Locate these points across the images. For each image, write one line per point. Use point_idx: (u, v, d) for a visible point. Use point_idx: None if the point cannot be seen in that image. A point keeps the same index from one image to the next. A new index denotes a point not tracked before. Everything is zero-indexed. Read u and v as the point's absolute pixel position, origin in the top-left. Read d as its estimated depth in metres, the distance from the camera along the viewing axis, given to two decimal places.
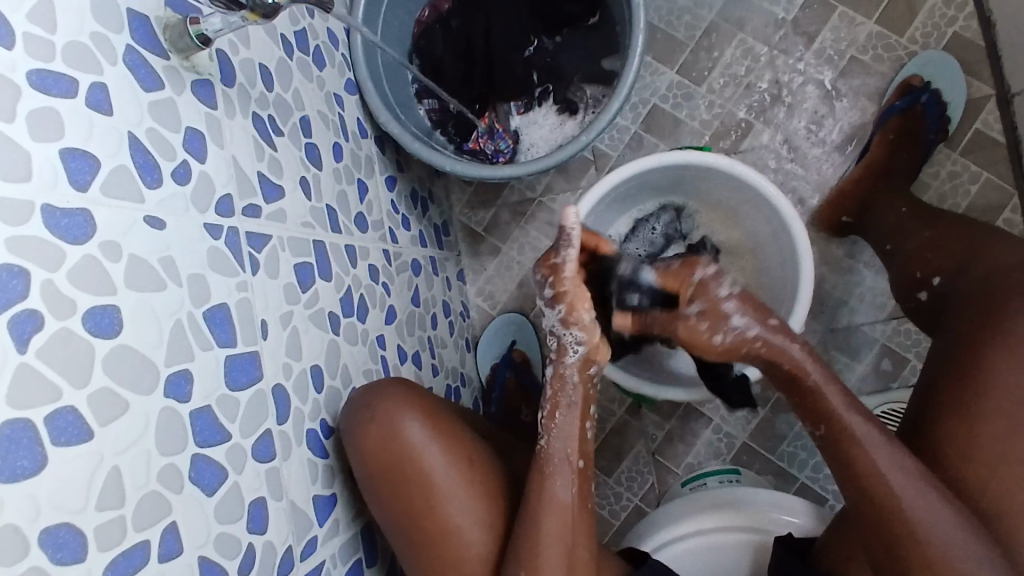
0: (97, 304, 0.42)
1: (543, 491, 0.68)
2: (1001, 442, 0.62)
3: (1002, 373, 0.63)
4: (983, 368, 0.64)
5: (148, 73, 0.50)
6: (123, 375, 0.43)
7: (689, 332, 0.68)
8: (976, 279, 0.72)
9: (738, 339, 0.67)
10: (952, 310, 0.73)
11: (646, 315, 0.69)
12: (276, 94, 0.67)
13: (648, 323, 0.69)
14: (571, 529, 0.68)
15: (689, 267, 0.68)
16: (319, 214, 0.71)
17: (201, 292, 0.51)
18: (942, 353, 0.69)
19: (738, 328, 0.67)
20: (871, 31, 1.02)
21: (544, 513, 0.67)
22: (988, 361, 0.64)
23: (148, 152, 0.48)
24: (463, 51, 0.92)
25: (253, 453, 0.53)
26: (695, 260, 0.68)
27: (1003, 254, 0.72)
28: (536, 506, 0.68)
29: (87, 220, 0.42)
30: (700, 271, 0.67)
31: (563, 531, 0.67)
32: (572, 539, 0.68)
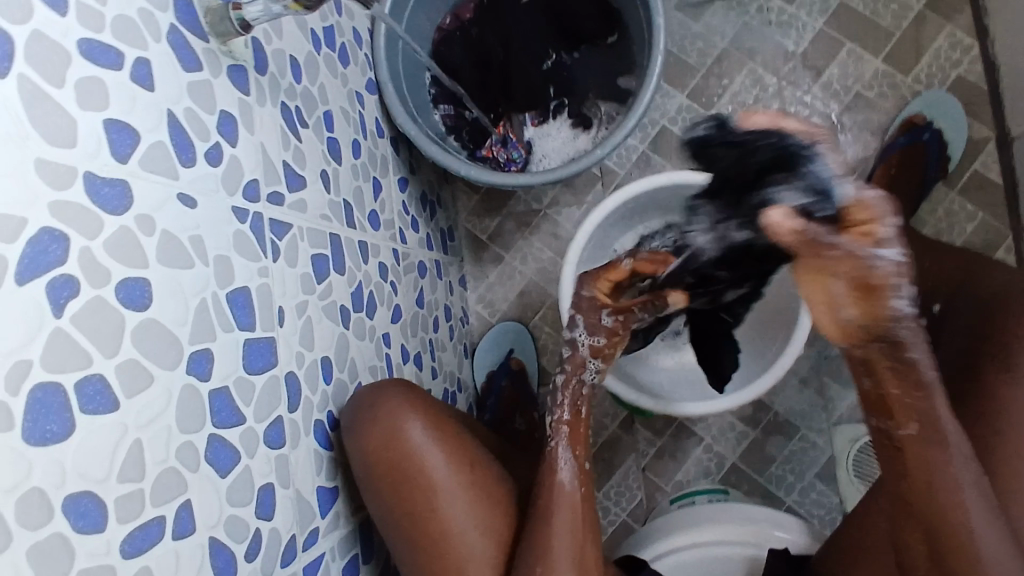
0: (130, 276, 0.42)
1: (551, 488, 0.71)
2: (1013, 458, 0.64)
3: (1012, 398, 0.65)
4: (997, 391, 0.66)
5: (189, 54, 0.50)
6: (149, 349, 0.43)
7: (852, 278, 0.46)
8: (974, 301, 0.74)
9: (896, 316, 0.48)
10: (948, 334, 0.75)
11: (805, 232, 0.47)
12: (304, 86, 0.68)
13: (803, 246, 0.47)
14: (579, 525, 0.70)
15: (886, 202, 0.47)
16: (337, 208, 0.71)
17: (225, 273, 0.51)
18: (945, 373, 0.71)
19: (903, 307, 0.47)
20: (877, 69, 1.05)
21: (553, 510, 0.70)
22: (1000, 386, 0.66)
23: (184, 131, 0.49)
24: (483, 60, 0.95)
25: (264, 439, 0.53)
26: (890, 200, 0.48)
27: (1000, 275, 0.75)
28: (545, 505, 0.70)
29: (126, 192, 0.43)
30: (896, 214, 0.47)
31: (571, 530, 0.70)
32: (580, 536, 0.70)
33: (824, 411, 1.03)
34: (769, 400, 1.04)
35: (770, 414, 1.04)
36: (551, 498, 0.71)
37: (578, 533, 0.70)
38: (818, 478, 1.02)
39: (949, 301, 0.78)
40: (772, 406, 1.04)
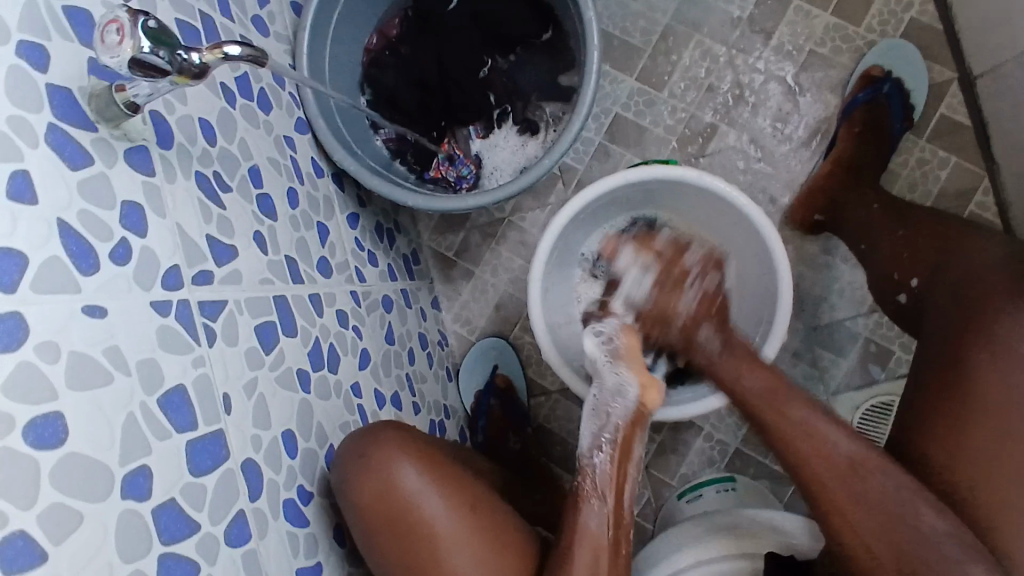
0: (39, 414, 0.39)
1: (575, 524, 0.69)
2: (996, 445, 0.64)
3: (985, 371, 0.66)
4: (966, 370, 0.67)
5: (75, 150, 0.47)
6: (74, 486, 0.40)
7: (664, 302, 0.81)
8: (950, 282, 0.74)
9: (701, 298, 0.81)
10: (935, 314, 0.75)
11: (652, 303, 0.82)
12: (221, 147, 0.64)
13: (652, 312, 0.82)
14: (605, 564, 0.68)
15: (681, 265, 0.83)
16: (279, 268, 0.68)
17: (153, 376, 0.48)
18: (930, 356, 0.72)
19: (695, 295, 0.81)
20: (828, 23, 1.01)
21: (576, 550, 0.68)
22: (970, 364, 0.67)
23: (81, 236, 0.45)
24: (417, 78, 0.90)
25: (225, 540, 0.50)
26: (682, 261, 0.83)
27: (976, 252, 0.74)
28: (569, 542, 0.69)
29: (19, 324, 0.39)
30: (687, 290, 0.81)
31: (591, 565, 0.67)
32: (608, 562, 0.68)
33: (821, 382, 1.00)
34: None
35: None
36: (575, 533, 0.69)
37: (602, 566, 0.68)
38: None
39: (931, 277, 0.78)
40: None
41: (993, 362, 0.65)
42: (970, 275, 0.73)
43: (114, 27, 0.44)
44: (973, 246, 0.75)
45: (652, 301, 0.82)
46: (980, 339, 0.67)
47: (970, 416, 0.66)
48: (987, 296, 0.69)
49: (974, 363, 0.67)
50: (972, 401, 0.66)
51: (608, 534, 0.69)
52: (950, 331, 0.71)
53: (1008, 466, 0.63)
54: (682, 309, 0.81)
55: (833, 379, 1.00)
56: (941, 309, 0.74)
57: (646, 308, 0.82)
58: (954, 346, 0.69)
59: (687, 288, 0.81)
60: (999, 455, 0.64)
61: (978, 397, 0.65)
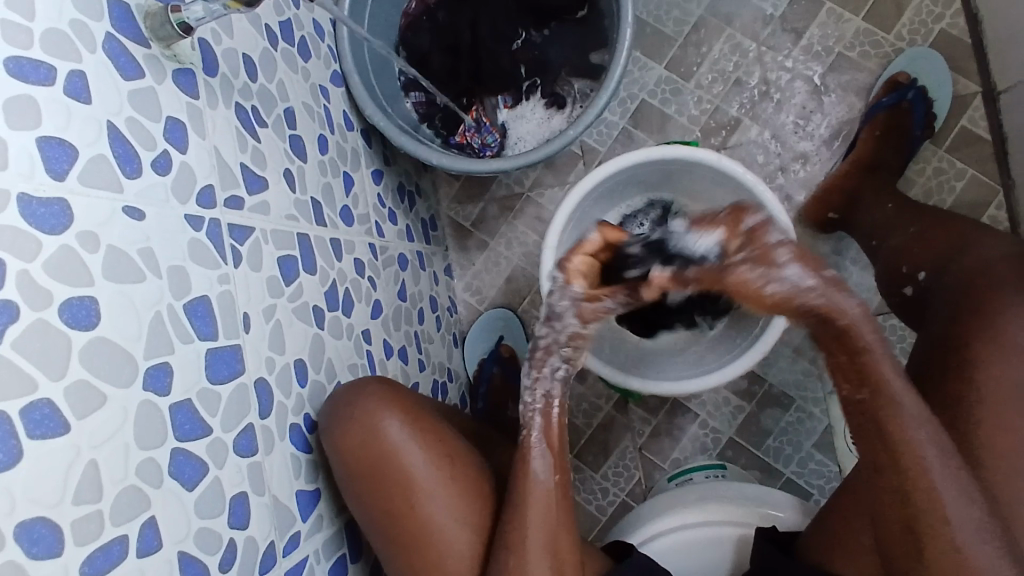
0: (75, 296, 0.41)
1: (524, 477, 0.68)
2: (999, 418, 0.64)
3: (978, 346, 0.67)
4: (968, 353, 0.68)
5: (128, 62, 0.49)
6: (101, 368, 0.42)
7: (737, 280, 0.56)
8: (963, 274, 0.74)
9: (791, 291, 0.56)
10: (941, 305, 0.74)
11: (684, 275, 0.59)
12: (260, 85, 0.66)
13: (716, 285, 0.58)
14: (557, 521, 0.68)
15: (738, 214, 0.58)
16: (304, 207, 0.70)
17: (181, 284, 0.50)
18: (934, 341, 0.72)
19: (790, 281, 0.55)
20: (859, 27, 1.02)
21: (530, 500, 0.67)
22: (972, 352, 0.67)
23: (127, 141, 0.48)
24: (450, 44, 0.92)
25: (234, 448, 0.53)
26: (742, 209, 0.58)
27: (989, 246, 0.75)
28: (520, 495, 0.68)
29: (65, 210, 0.42)
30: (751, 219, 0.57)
31: (556, 520, 0.68)
32: (570, 519, 0.69)
33: (819, 380, 1.02)
34: (763, 373, 1.03)
35: (764, 387, 1.03)
36: (526, 487, 0.68)
37: (562, 524, 0.68)
38: (816, 448, 1.01)
39: (938, 272, 0.78)
40: (766, 377, 1.03)
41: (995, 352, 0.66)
42: (978, 271, 0.73)
43: None
44: (982, 241, 0.76)
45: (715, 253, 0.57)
46: (983, 333, 0.68)
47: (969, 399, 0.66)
48: (998, 294, 0.69)
49: (977, 360, 0.67)
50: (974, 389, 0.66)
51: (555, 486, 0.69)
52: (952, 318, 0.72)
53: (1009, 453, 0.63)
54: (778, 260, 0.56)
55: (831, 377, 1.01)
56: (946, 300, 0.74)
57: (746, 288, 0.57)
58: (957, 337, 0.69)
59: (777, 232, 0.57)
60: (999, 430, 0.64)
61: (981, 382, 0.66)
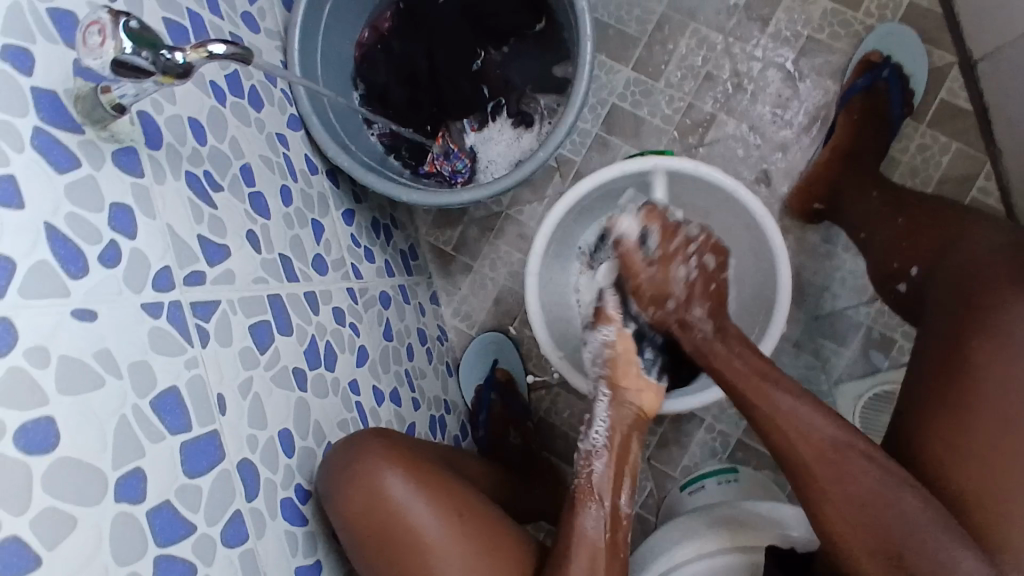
0: (28, 419, 0.39)
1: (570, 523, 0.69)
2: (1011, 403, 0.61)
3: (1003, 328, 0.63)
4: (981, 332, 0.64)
5: (61, 153, 0.46)
6: (64, 490, 0.40)
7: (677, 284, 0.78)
8: (950, 272, 0.72)
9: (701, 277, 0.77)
10: (931, 305, 0.73)
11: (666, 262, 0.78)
12: (211, 147, 0.63)
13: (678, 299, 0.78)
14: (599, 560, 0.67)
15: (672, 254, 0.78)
16: (272, 267, 0.67)
17: (146, 379, 0.48)
18: (936, 340, 0.69)
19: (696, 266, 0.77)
20: (826, 8, 0.99)
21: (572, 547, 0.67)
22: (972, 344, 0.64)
23: (70, 240, 0.45)
24: (408, 74, 0.89)
25: (222, 540, 0.50)
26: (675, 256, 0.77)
27: (985, 234, 0.72)
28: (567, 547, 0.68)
29: (7, 329, 0.39)
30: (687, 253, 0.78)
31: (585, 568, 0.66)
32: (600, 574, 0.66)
33: (823, 371, 1.00)
34: None
35: None
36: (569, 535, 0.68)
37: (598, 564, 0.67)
38: None
39: (932, 266, 0.75)
40: None
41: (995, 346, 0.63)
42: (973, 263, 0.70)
43: (96, 29, 0.43)
44: (978, 232, 0.73)
45: (652, 277, 0.77)
46: (980, 330, 0.64)
47: (969, 414, 0.63)
48: (994, 291, 0.65)
49: (976, 355, 0.64)
50: (974, 395, 0.63)
51: (604, 537, 0.68)
52: (951, 316, 0.69)
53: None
54: (678, 292, 0.77)
55: (834, 367, 0.99)
56: (940, 297, 0.72)
57: (640, 277, 0.77)
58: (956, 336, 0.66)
59: (683, 262, 0.77)
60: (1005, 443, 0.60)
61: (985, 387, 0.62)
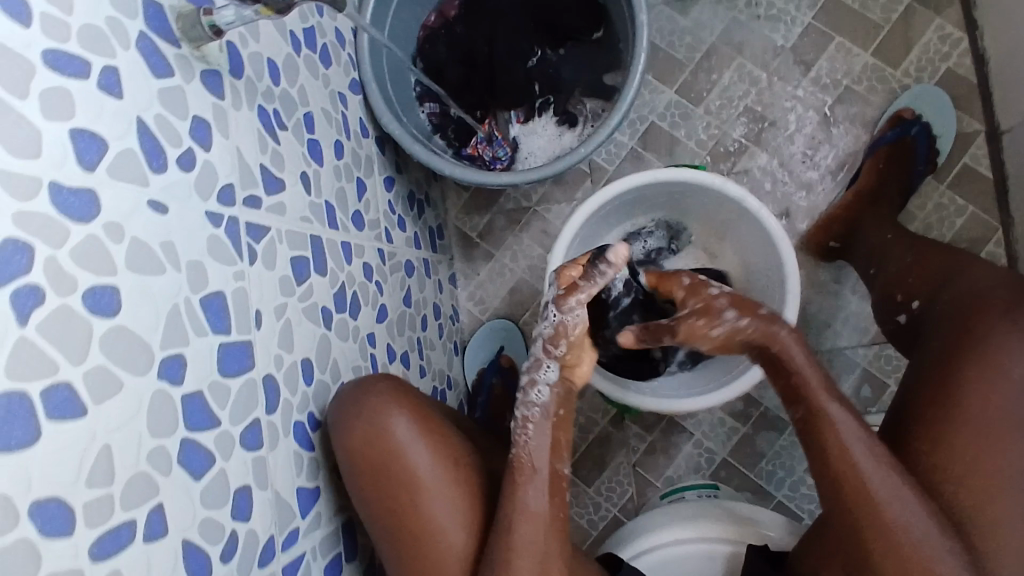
0: (99, 284, 0.43)
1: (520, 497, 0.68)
2: (991, 416, 0.66)
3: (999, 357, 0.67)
4: (978, 357, 0.68)
5: (159, 60, 0.51)
6: (118, 355, 0.44)
7: (689, 329, 0.73)
8: (950, 301, 0.76)
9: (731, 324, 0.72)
10: (930, 330, 0.76)
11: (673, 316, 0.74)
12: (283, 88, 0.68)
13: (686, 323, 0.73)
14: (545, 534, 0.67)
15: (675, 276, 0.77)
16: (318, 210, 0.72)
17: (199, 278, 0.52)
18: (922, 366, 0.73)
19: (730, 320, 0.72)
20: (866, 62, 1.04)
21: (522, 518, 0.67)
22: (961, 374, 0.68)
23: (155, 138, 0.49)
24: (466, 58, 0.94)
25: (241, 441, 0.54)
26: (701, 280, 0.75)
27: (978, 274, 0.76)
28: (511, 513, 0.67)
29: (93, 200, 0.43)
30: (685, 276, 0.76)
31: (547, 537, 0.68)
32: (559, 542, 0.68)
33: None
34: (759, 395, 1.04)
35: (760, 409, 1.04)
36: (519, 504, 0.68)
37: (553, 531, 0.69)
38: (809, 473, 1.02)
39: (931, 300, 0.79)
40: (762, 401, 1.04)
41: (983, 377, 0.67)
42: (974, 298, 0.74)
43: None
44: (976, 271, 0.77)
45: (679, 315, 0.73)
46: (970, 357, 0.69)
47: (954, 434, 0.67)
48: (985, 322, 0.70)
49: (965, 383, 0.68)
50: (965, 418, 0.67)
51: (545, 509, 0.68)
52: (942, 343, 0.73)
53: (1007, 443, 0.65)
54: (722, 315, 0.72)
55: None
56: (938, 326, 0.75)
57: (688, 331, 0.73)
58: (944, 363, 0.70)
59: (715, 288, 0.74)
60: (992, 461, 0.65)
61: (965, 405, 0.67)
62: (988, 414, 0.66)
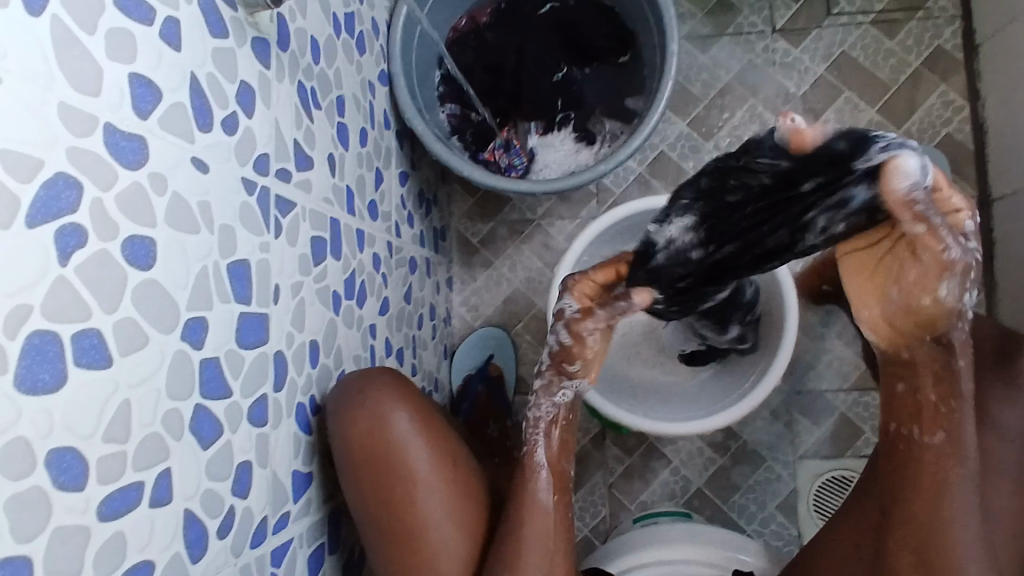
0: (138, 234, 0.41)
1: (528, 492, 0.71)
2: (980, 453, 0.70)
3: (992, 399, 0.72)
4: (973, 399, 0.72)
5: (217, 19, 0.50)
6: (148, 310, 0.42)
7: (925, 236, 0.58)
8: None
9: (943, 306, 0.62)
10: None
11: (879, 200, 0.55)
12: (321, 68, 0.67)
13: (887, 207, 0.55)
14: (552, 534, 0.70)
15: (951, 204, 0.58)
16: (339, 193, 0.71)
17: (229, 243, 0.51)
18: None
19: (955, 281, 0.60)
20: (871, 118, 1.08)
21: (529, 516, 0.69)
22: None
23: (204, 96, 0.48)
24: (493, 65, 0.96)
25: (247, 415, 0.52)
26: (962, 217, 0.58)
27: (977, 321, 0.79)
28: (519, 509, 0.70)
29: (142, 148, 0.42)
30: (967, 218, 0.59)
31: (549, 540, 0.69)
32: (555, 547, 0.70)
33: (790, 444, 1.05)
34: (739, 428, 1.06)
35: (738, 442, 1.06)
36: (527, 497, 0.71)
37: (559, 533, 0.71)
38: (779, 510, 1.04)
39: None
40: (741, 434, 1.06)
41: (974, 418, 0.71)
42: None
43: None
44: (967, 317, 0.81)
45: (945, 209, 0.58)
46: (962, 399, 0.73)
47: None
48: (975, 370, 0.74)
49: None
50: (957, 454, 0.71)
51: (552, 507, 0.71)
52: None
53: (996, 481, 0.69)
54: (955, 275, 0.60)
55: (802, 443, 1.04)
56: None
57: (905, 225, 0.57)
58: None
59: (955, 243, 0.59)
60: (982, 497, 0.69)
61: None
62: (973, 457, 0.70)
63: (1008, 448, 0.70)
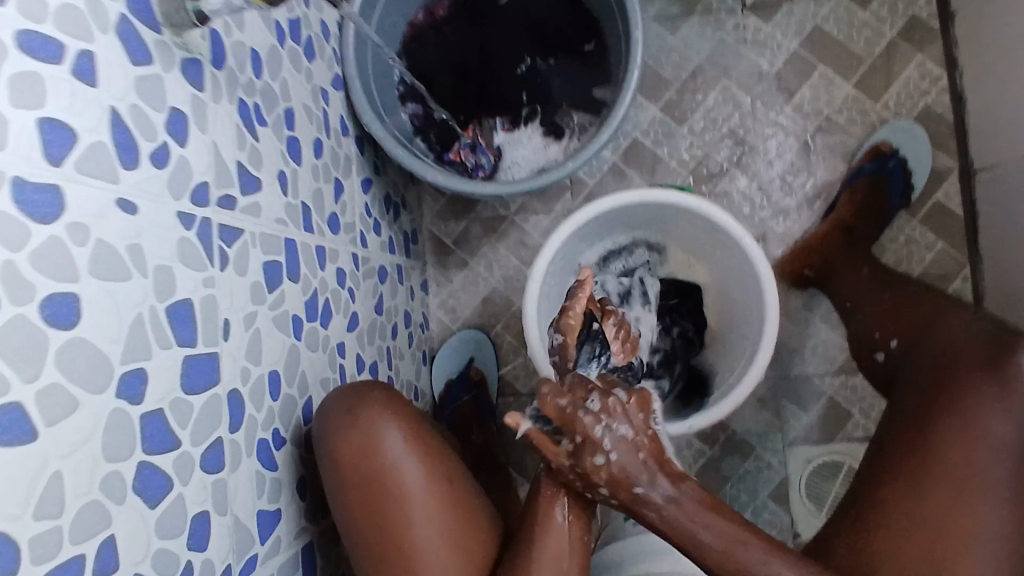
0: (59, 291, 0.38)
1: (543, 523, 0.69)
2: (963, 465, 0.64)
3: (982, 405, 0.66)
4: (962, 403, 0.67)
5: (139, 45, 0.46)
6: (77, 371, 0.39)
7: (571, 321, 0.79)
8: (931, 354, 0.76)
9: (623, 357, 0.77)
10: (912, 374, 0.76)
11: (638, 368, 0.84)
12: (265, 81, 0.64)
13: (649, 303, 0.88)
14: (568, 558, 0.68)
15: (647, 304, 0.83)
16: (294, 212, 0.68)
17: (167, 284, 0.47)
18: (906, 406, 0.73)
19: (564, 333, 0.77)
20: (848, 93, 1.06)
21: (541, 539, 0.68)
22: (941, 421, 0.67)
23: (129, 130, 0.45)
24: (458, 62, 0.93)
25: (201, 463, 0.50)
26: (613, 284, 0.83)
27: (957, 329, 0.77)
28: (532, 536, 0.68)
29: (58, 197, 0.39)
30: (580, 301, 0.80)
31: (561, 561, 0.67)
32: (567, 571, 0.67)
33: (779, 432, 1.03)
34: (727, 419, 1.04)
35: (727, 433, 1.04)
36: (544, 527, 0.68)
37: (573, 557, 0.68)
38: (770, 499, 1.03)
39: (911, 346, 0.81)
40: (730, 424, 1.04)
41: (961, 424, 0.66)
42: (949, 346, 0.75)
43: None
44: (953, 324, 0.78)
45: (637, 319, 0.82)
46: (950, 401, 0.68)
47: (931, 479, 0.65)
48: (965, 374, 0.69)
49: (941, 429, 0.67)
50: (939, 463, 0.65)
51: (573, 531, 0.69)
52: (926, 387, 0.72)
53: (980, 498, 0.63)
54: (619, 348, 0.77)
55: (791, 430, 1.03)
56: (919, 369, 0.76)
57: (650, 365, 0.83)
58: (926, 407, 0.70)
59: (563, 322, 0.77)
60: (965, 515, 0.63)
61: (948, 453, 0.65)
62: (961, 471, 0.64)
63: (1002, 463, 0.64)
